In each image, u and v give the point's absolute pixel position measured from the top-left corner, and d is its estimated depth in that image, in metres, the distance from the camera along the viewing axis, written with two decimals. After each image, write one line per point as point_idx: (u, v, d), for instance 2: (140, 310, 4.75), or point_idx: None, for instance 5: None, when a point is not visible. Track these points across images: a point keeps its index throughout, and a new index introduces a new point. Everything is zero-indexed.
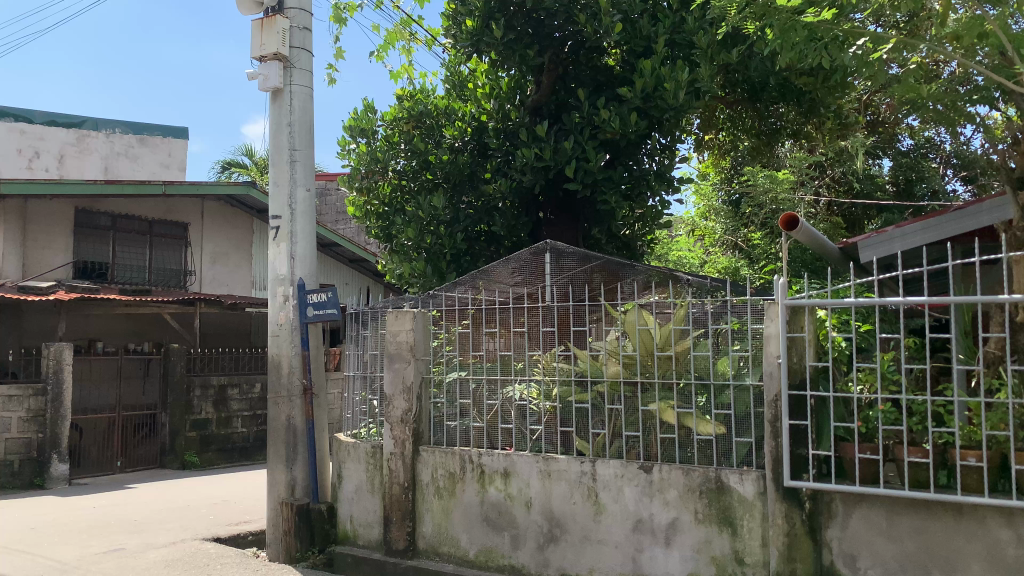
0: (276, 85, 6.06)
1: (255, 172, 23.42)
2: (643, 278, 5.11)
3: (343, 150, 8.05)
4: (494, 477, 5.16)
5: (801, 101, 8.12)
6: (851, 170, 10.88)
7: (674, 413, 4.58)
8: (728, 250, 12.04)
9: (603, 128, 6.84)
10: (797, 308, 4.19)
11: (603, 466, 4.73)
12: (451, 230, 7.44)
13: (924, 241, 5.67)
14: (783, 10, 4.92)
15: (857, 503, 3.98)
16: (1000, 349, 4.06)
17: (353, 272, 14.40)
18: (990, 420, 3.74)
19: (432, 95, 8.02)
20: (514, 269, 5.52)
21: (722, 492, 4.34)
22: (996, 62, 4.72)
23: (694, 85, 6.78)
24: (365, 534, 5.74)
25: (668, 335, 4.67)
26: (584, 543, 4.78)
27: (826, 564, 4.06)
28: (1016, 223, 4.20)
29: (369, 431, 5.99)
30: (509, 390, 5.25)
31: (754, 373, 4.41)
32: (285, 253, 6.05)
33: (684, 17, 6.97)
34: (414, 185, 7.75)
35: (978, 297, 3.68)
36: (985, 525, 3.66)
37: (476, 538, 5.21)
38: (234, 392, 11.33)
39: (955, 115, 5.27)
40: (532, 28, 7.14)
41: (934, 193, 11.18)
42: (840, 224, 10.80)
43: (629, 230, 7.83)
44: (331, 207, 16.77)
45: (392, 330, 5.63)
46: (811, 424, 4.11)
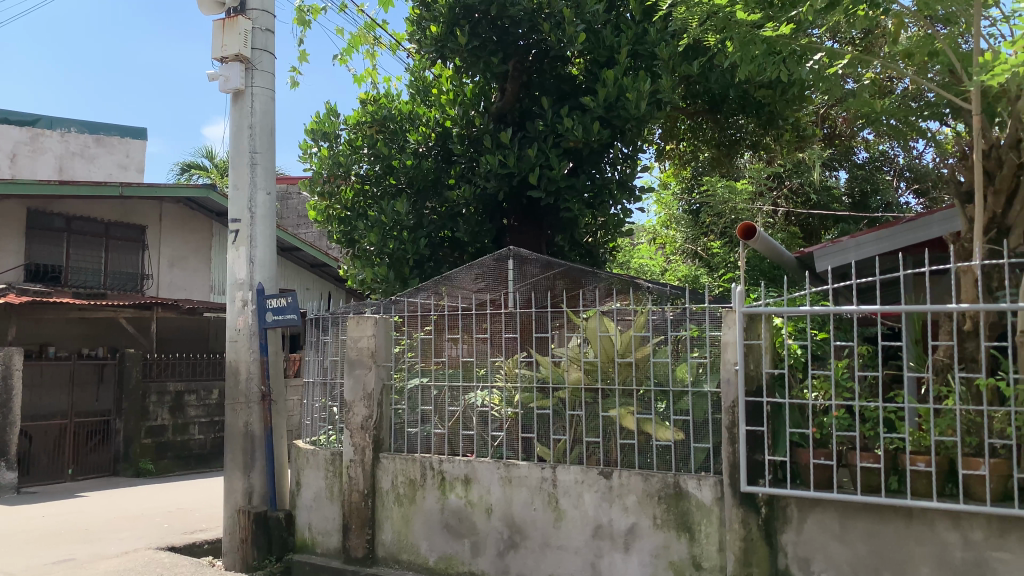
0: (237, 87, 5.99)
1: (216, 174, 23.11)
2: (606, 285, 5.16)
3: (305, 154, 7.99)
4: (455, 484, 5.15)
5: (761, 114, 8.27)
6: (809, 181, 11.08)
7: (633, 420, 4.63)
8: (688, 258, 12.21)
9: (567, 136, 6.90)
10: (754, 316, 4.26)
11: (563, 472, 4.75)
12: (414, 236, 7.37)
13: (878, 252, 5.83)
14: (744, 24, 5.04)
15: (811, 507, 4.06)
16: (949, 357, 4.15)
17: (313, 277, 14.22)
18: (939, 426, 3.85)
19: (396, 100, 7.98)
20: (477, 275, 5.52)
21: (680, 498, 4.39)
22: (946, 79, 4.87)
23: (655, 96, 6.89)
24: (323, 541, 5.68)
25: (629, 342, 4.72)
26: (544, 550, 4.79)
27: (781, 567, 4.13)
28: (964, 234, 4.30)
29: (328, 438, 5.94)
30: (470, 396, 5.27)
31: (712, 380, 4.48)
32: (244, 257, 5.97)
33: (647, 29, 7.08)
34: (377, 190, 7.68)
35: (928, 305, 3.75)
36: (934, 528, 3.76)
37: (437, 546, 5.19)
38: (191, 398, 11.18)
39: (907, 130, 5.43)
40: (497, 36, 7.19)
41: (889, 205, 11.47)
42: (797, 234, 11.05)
43: (593, 238, 7.84)
44: (293, 211, 16.59)
45: (353, 336, 5.60)
46: (767, 431, 4.17)
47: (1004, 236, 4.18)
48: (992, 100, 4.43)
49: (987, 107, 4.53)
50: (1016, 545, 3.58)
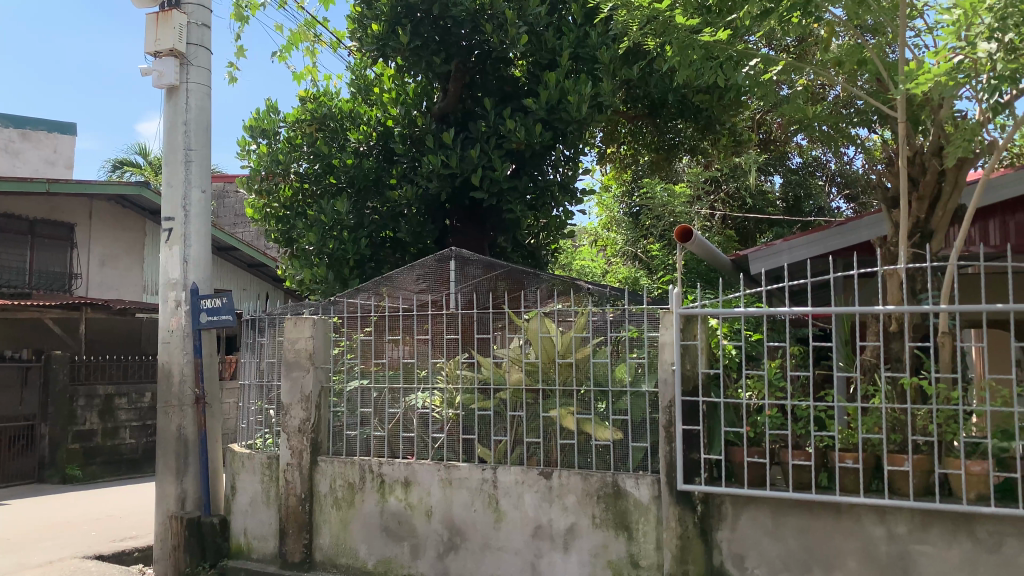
0: (172, 83, 5.83)
1: (149, 171, 22.46)
2: (547, 287, 5.16)
3: (243, 151, 7.83)
4: (395, 487, 5.10)
5: (698, 118, 8.44)
6: (745, 186, 11.39)
7: (573, 420, 4.65)
8: (628, 260, 12.29)
9: (509, 138, 6.91)
10: (691, 317, 4.33)
11: (504, 473, 4.75)
12: (354, 236, 7.28)
13: (810, 254, 6.00)
14: (682, 28, 5.05)
15: (745, 504, 4.14)
16: (876, 357, 4.29)
17: (250, 277, 13.89)
18: (866, 424, 3.98)
19: (336, 98, 7.86)
20: (418, 277, 5.50)
21: (619, 497, 4.44)
22: (874, 88, 5.05)
23: (596, 99, 6.98)
24: (259, 547, 5.58)
25: (569, 343, 4.75)
26: (484, 551, 4.78)
27: (716, 564, 4.21)
28: (890, 237, 4.44)
29: (265, 441, 5.81)
30: (411, 398, 5.23)
31: (650, 380, 4.55)
32: (178, 256, 5.81)
33: (588, 32, 7.12)
34: (317, 188, 7.56)
35: (857, 307, 3.84)
36: (861, 523, 3.88)
37: (376, 549, 5.13)
38: (122, 402, 10.84)
39: (838, 137, 5.64)
40: (439, 36, 7.17)
41: (821, 210, 11.85)
42: (734, 237, 11.30)
43: (534, 239, 7.90)
44: (229, 210, 16.21)
45: (291, 337, 5.50)
46: (704, 429, 4.25)
47: (926, 241, 4.32)
48: (917, 109, 4.61)
49: (912, 114, 4.70)
50: (937, 538, 3.73)
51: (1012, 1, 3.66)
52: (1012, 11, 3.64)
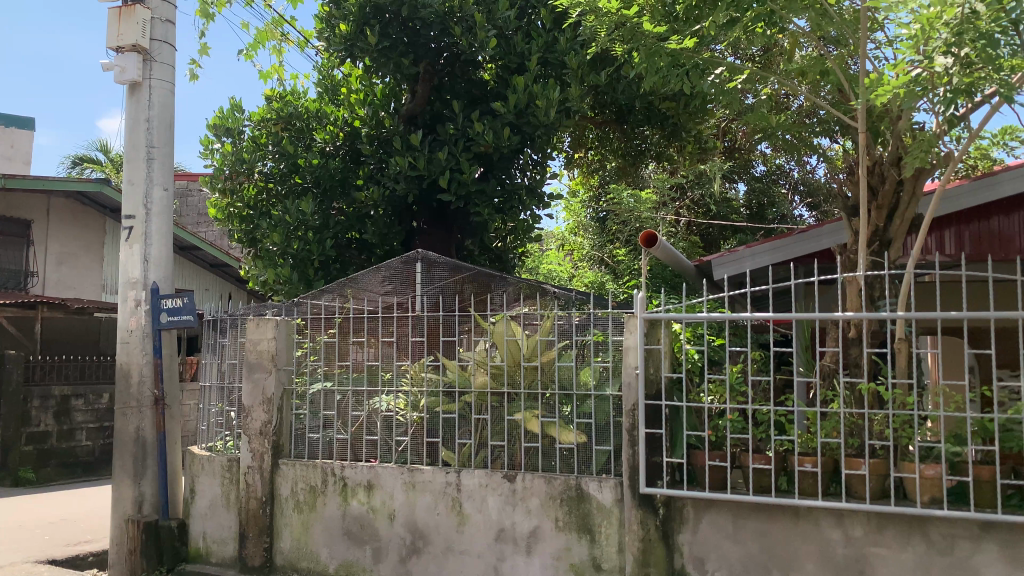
0: (134, 79, 5.72)
1: (110, 168, 22.04)
2: (513, 291, 5.20)
3: (206, 150, 7.72)
4: (357, 490, 5.06)
5: (665, 125, 8.56)
6: (709, 193, 11.52)
7: (538, 423, 4.65)
8: (595, 265, 12.41)
9: (477, 140, 6.90)
10: (654, 321, 4.38)
11: (467, 477, 4.74)
12: (319, 237, 7.21)
13: (772, 261, 6.12)
14: (649, 36, 5.12)
15: (707, 508, 4.18)
16: (835, 363, 4.38)
17: (214, 278, 13.66)
18: (825, 428, 4.06)
19: (302, 98, 7.79)
20: (384, 278, 5.45)
21: (582, 500, 4.45)
22: (836, 98, 5.16)
23: (564, 104, 7.02)
24: (218, 550, 5.51)
25: (535, 346, 4.76)
26: (446, 554, 4.77)
27: (677, 567, 4.24)
28: (849, 245, 4.53)
29: (225, 444, 5.73)
30: (375, 401, 5.19)
31: (614, 384, 4.56)
32: (138, 255, 5.71)
33: (556, 37, 7.13)
34: (282, 188, 7.49)
35: (817, 313, 3.92)
36: (819, 526, 3.95)
37: (337, 553, 5.08)
38: (78, 403, 10.61)
39: (801, 146, 5.73)
40: (408, 37, 7.10)
41: (784, 218, 12.01)
42: (698, 244, 11.56)
43: (502, 243, 8.01)
44: (192, 209, 15.95)
45: (253, 338, 5.43)
46: (666, 433, 4.28)
47: (885, 249, 4.43)
48: (877, 119, 4.74)
49: (872, 126, 4.84)
50: (892, 540, 3.81)
51: (967, 18, 3.75)
52: (967, 27, 3.72)
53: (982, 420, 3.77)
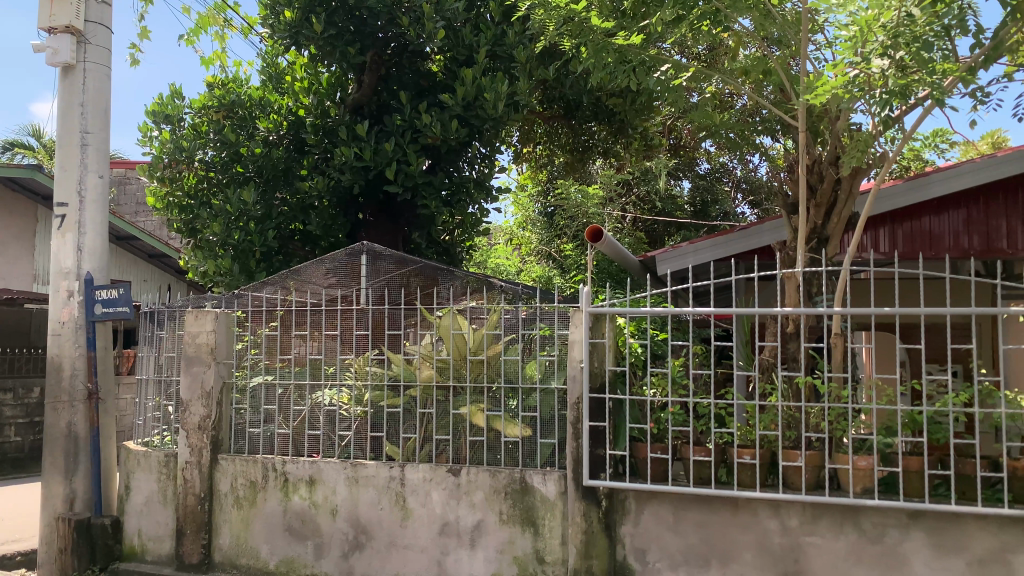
0: (67, 61, 5.50)
1: (43, 153, 21.21)
2: (460, 284, 5.09)
3: (145, 137, 7.50)
4: (299, 485, 4.98)
5: (612, 121, 8.64)
6: (655, 190, 11.68)
7: (483, 417, 4.66)
8: (542, 259, 12.47)
9: (425, 132, 6.86)
10: (599, 316, 4.40)
11: (411, 471, 4.71)
12: (262, 228, 7.11)
13: (713, 257, 6.22)
14: (597, 31, 5.13)
15: (648, 500, 4.24)
16: (773, 356, 4.43)
17: (152, 268, 13.20)
18: (763, 421, 4.16)
19: (245, 86, 7.59)
20: (327, 271, 5.31)
21: (526, 493, 4.47)
22: (777, 97, 5.32)
23: (513, 98, 7.01)
24: (154, 548, 5.37)
25: (481, 340, 4.76)
26: (389, 549, 4.74)
27: (619, 559, 4.29)
28: (789, 242, 4.62)
29: (162, 439, 5.60)
30: (318, 395, 5.10)
31: (559, 377, 4.58)
32: (71, 244, 5.51)
33: (505, 30, 7.10)
34: (223, 177, 7.33)
35: (757, 309, 3.98)
36: (756, 517, 4.03)
37: (278, 549, 5.00)
38: (6, 397, 10.21)
39: (744, 144, 5.82)
40: (354, 26, 6.99)
41: (727, 214, 12.23)
42: (643, 240, 11.54)
43: (449, 236, 7.95)
44: (130, 198, 15.43)
45: (191, 331, 5.30)
46: (609, 426, 4.32)
47: (822, 246, 4.53)
48: (816, 119, 4.86)
49: (811, 126, 4.96)
50: (826, 530, 3.91)
51: (903, 23, 3.90)
52: (903, 31, 3.87)
53: (912, 413, 3.91)
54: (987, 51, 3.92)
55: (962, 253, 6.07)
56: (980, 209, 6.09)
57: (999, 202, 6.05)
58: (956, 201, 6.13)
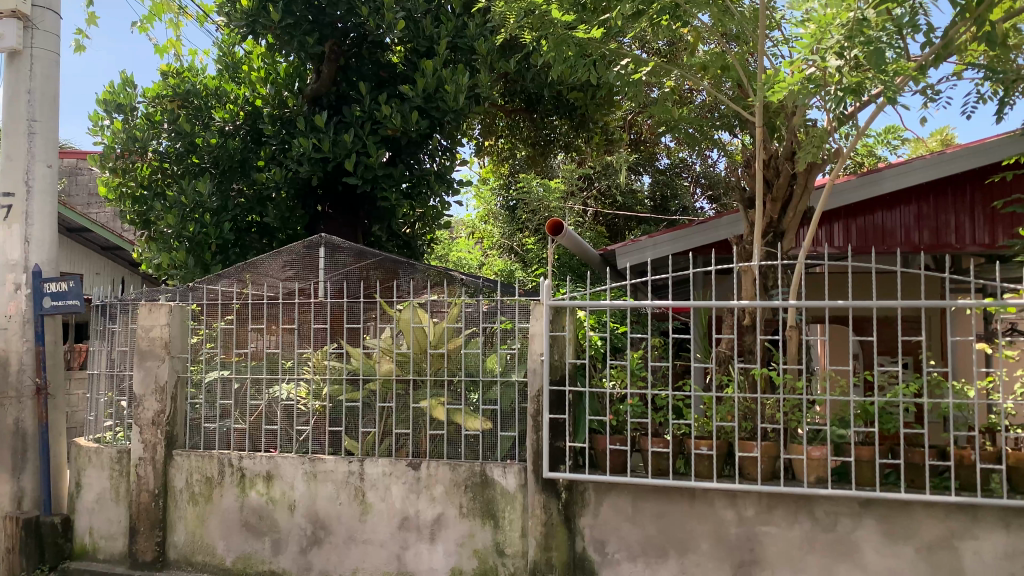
0: (13, 47, 5.33)
1: None
2: (421, 277, 5.05)
3: (96, 126, 7.31)
4: (256, 481, 4.91)
5: (573, 115, 8.66)
6: (615, 184, 11.78)
7: (444, 411, 4.64)
8: (505, 253, 12.49)
9: (384, 124, 6.79)
10: (560, 309, 4.40)
11: (371, 465, 4.67)
12: (217, 220, 6.99)
13: (672, 250, 6.27)
14: (558, 24, 5.10)
15: (607, 491, 4.27)
16: (730, 348, 4.48)
17: (105, 261, 12.90)
18: (720, 412, 4.20)
19: (202, 75, 7.44)
20: (284, 263, 5.28)
21: (486, 486, 4.47)
22: (735, 93, 5.37)
23: (474, 90, 7.01)
24: (106, 547, 5.25)
25: (441, 334, 4.73)
26: (348, 544, 4.70)
27: (579, 550, 4.32)
28: (745, 236, 4.68)
29: (115, 435, 5.47)
30: (275, 389, 5.03)
31: (519, 370, 4.61)
32: (18, 236, 5.35)
33: (466, 22, 7.07)
34: (177, 168, 7.20)
35: (714, 302, 3.96)
36: (713, 506, 4.08)
37: (234, 545, 4.94)
38: None
39: (702, 139, 5.87)
40: (312, 15, 6.87)
41: (686, 209, 12.34)
42: (603, 234, 11.71)
43: (411, 229, 7.89)
44: (82, 188, 14.99)
45: (145, 324, 5.19)
46: (569, 418, 4.35)
47: (778, 240, 4.60)
48: (772, 115, 4.91)
49: (768, 121, 5.01)
50: (781, 519, 3.98)
51: (859, 22, 3.90)
52: (856, 31, 3.88)
53: (865, 404, 3.99)
54: (936, 51, 4.01)
55: (912, 248, 6.21)
56: (929, 204, 6.24)
57: (947, 198, 6.21)
58: (906, 197, 6.27)
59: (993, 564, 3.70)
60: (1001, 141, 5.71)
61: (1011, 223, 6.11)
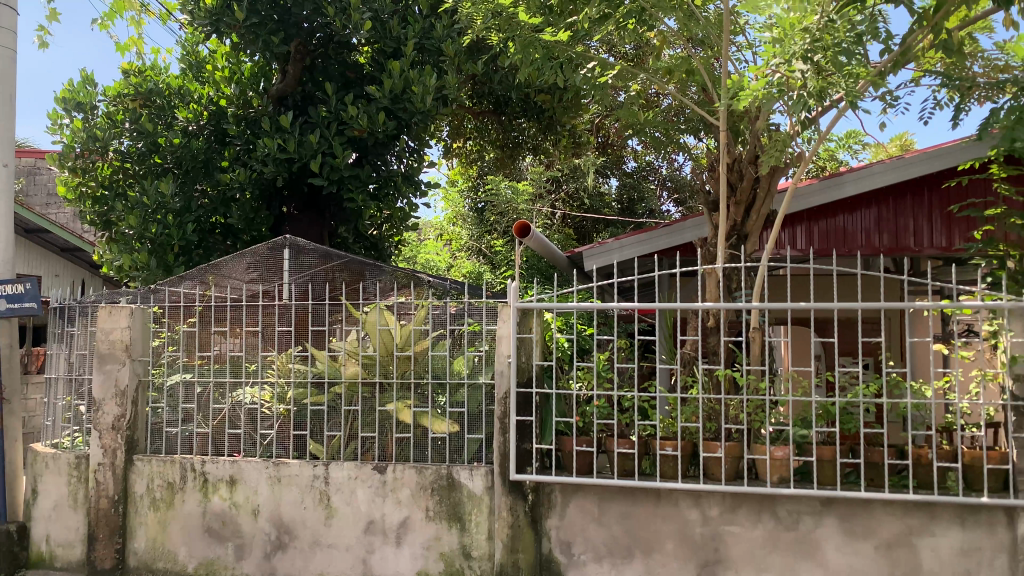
0: None
1: None
2: (388, 279, 5.04)
3: (54, 125, 7.15)
4: (219, 486, 4.84)
5: (541, 118, 8.69)
6: (583, 187, 11.83)
7: (410, 414, 4.60)
8: (473, 255, 12.47)
9: (351, 124, 6.74)
10: (527, 311, 4.40)
11: (336, 469, 4.63)
12: (180, 221, 6.86)
13: (638, 253, 6.30)
14: (524, 26, 5.08)
15: (573, 492, 4.28)
16: (695, 350, 4.52)
17: (63, 262, 12.63)
18: (685, 413, 4.24)
19: (164, 74, 7.31)
20: (248, 265, 5.19)
21: (452, 489, 4.46)
22: (700, 98, 5.42)
23: (441, 92, 6.96)
24: (64, 554, 5.13)
25: (408, 336, 4.69)
26: (313, 549, 4.66)
27: (545, 552, 4.33)
28: (709, 239, 4.73)
29: (73, 440, 5.36)
30: (238, 393, 4.96)
31: (487, 372, 4.61)
32: None
33: (433, 24, 7.05)
34: (139, 168, 7.08)
35: (678, 303, 4.01)
36: (678, 507, 4.11)
37: (197, 551, 4.86)
38: None
39: (668, 143, 5.93)
40: (278, 15, 6.78)
41: (652, 212, 12.44)
42: (572, 236, 11.75)
43: (377, 230, 7.85)
44: (40, 188, 14.64)
45: (104, 327, 5.06)
46: (536, 420, 4.35)
47: (741, 243, 4.65)
48: (737, 120, 4.97)
49: (732, 126, 5.08)
50: (744, 519, 4.03)
51: (823, 27, 3.96)
52: (821, 36, 3.94)
53: (826, 404, 4.05)
54: (894, 58, 4.08)
55: (872, 250, 6.33)
56: (889, 207, 6.36)
57: (906, 202, 6.33)
58: (867, 200, 6.39)
59: (949, 561, 3.78)
60: (957, 146, 5.82)
61: (967, 226, 6.25)
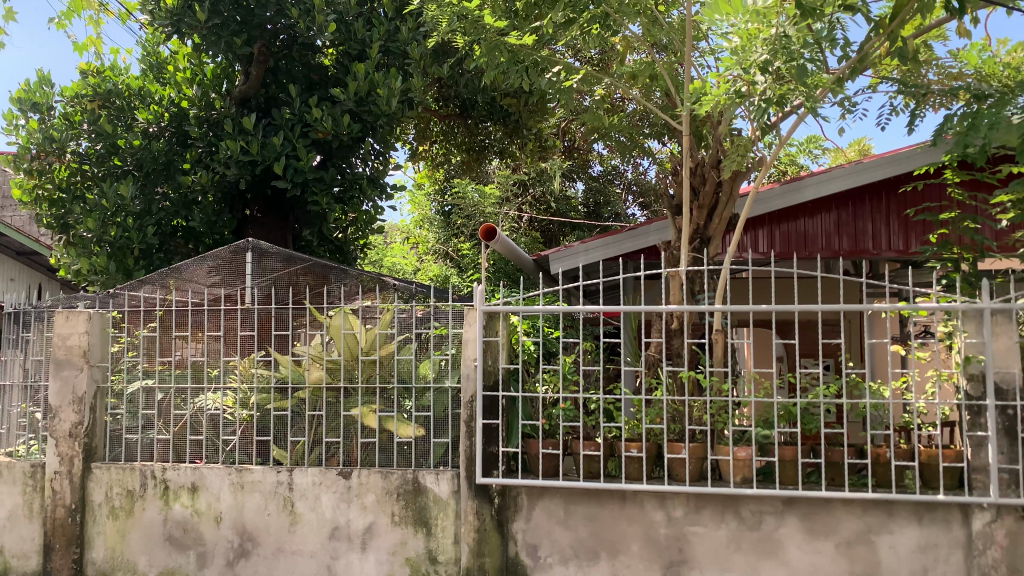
0: None
1: None
2: (353, 283, 5.01)
3: (9, 125, 6.99)
4: (180, 493, 4.76)
5: (507, 121, 8.69)
6: (550, 191, 11.86)
7: (375, 418, 4.60)
8: (440, 258, 12.44)
9: (315, 127, 6.70)
10: (493, 314, 4.41)
11: (300, 475, 4.59)
12: (140, 223, 6.78)
13: (603, 257, 6.35)
14: (489, 29, 5.08)
15: (539, 495, 4.28)
16: (660, 352, 4.56)
17: (19, 266, 12.36)
18: (650, 415, 4.27)
19: (124, 75, 7.18)
20: (211, 269, 5.10)
21: (418, 493, 4.43)
22: (664, 102, 5.48)
23: (406, 94, 6.95)
24: (18, 566, 5.01)
25: (373, 339, 4.67)
26: (277, 556, 4.60)
27: (511, 555, 4.32)
28: (673, 242, 4.77)
29: (29, 448, 5.24)
30: (200, 399, 4.87)
31: (453, 376, 4.59)
32: None
33: (398, 26, 7.04)
34: (98, 170, 6.98)
35: (643, 306, 4.02)
36: (643, 509, 4.14)
37: (157, 560, 4.78)
38: None
39: (632, 147, 6.01)
40: (240, 16, 6.71)
41: (618, 216, 12.52)
42: (538, 240, 11.78)
43: (343, 234, 7.78)
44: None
45: (61, 333, 4.98)
46: (502, 423, 4.35)
47: (705, 246, 4.69)
48: (699, 125, 5.03)
49: (694, 131, 5.14)
50: (708, 519, 4.07)
51: (781, 37, 4.04)
52: (779, 44, 4.01)
53: (788, 405, 4.11)
54: (852, 64, 4.15)
55: (832, 252, 6.44)
56: (848, 211, 6.48)
57: (865, 205, 6.45)
58: (827, 204, 6.51)
59: (907, 558, 3.85)
60: (914, 151, 5.95)
61: (923, 229, 6.38)
